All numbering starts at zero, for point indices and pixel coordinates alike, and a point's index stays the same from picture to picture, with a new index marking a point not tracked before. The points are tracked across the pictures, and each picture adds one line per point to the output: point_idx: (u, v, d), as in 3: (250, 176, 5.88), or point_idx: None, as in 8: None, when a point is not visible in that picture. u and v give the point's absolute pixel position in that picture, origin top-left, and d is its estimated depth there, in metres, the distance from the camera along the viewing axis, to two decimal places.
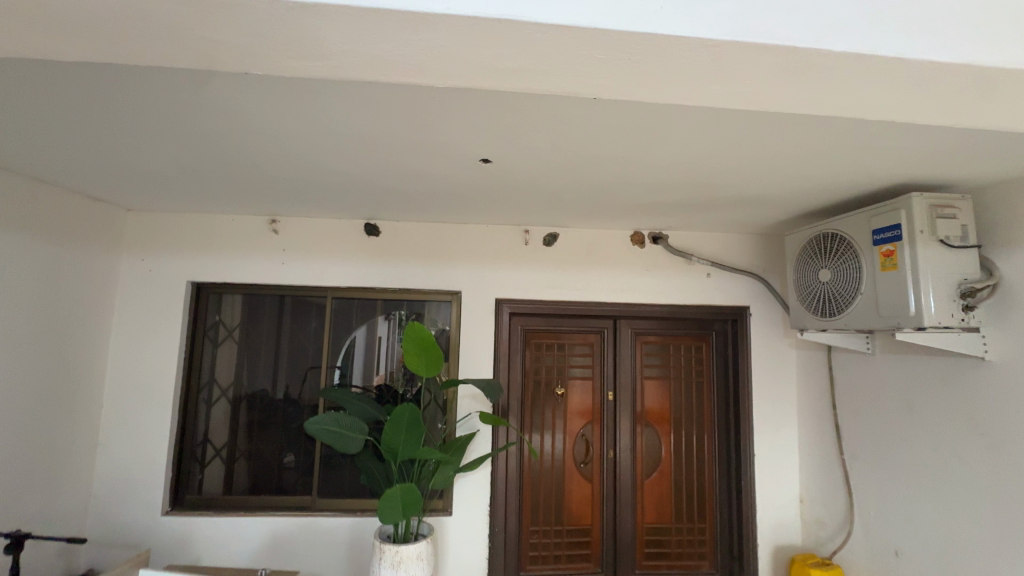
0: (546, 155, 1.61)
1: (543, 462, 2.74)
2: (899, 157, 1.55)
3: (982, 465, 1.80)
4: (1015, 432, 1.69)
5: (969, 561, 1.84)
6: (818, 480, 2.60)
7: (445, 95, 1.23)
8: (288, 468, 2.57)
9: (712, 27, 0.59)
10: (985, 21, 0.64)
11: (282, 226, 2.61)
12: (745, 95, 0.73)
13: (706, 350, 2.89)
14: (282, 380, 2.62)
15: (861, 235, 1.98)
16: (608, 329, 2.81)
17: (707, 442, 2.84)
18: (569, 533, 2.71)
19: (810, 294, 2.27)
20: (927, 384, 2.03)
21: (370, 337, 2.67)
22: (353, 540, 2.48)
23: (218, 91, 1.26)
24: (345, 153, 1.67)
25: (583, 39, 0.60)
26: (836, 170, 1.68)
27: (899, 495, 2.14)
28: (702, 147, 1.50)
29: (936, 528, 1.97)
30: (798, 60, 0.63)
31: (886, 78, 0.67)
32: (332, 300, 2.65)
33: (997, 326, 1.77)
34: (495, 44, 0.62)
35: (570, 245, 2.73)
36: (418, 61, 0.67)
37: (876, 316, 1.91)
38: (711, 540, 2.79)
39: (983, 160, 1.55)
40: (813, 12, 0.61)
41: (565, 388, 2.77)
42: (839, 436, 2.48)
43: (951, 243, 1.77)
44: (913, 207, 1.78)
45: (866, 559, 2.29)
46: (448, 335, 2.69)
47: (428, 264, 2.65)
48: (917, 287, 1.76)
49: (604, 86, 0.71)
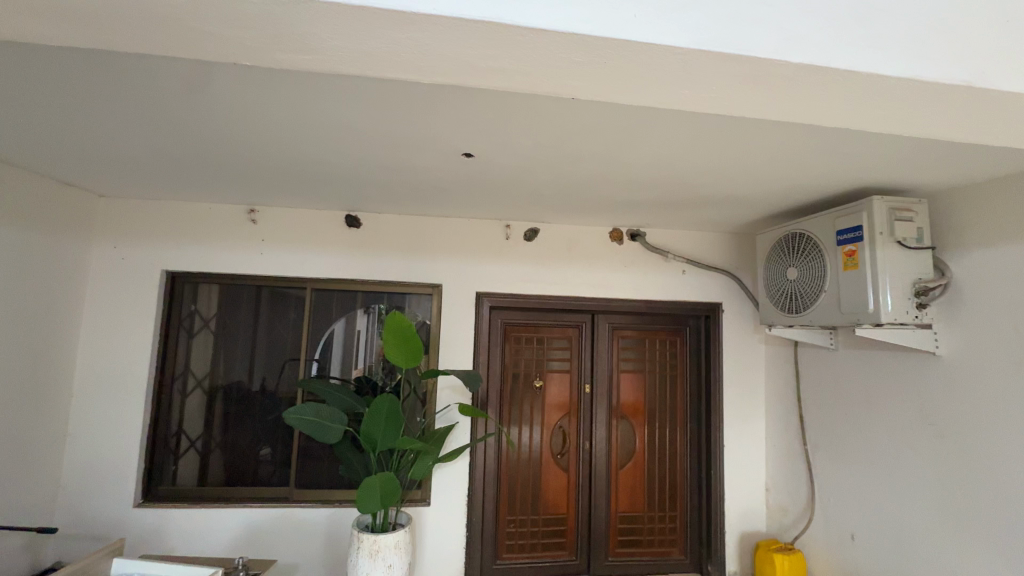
0: (528, 151, 1.65)
1: (520, 453, 2.79)
2: (860, 162, 1.64)
3: (931, 453, 1.92)
4: (962, 422, 1.82)
5: (919, 543, 1.96)
6: (782, 470, 2.73)
7: (430, 90, 1.26)
8: (264, 460, 2.57)
9: (681, 37, 0.63)
10: (932, 39, 0.69)
11: (261, 216, 2.59)
12: (713, 102, 0.78)
13: (680, 344, 2.98)
14: (259, 372, 2.61)
15: (826, 235, 2.08)
16: (586, 323, 2.88)
17: (680, 434, 2.94)
18: (545, 523, 2.77)
19: (778, 291, 2.37)
20: (884, 378, 2.15)
21: (350, 329, 2.68)
22: (331, 530, 2.49)
23: (201, 78, 1.25)
24: (328, 144, 1.67)
25: (562, 44, 0.63)
26: (804, 173, 1.76)
27: (856, 483, 2.27)
28: (677, 148, 1.56)
29: (890, 514, 2.09)
30: (762, 71, 0.67)
31: (843, 91, 0.72)
32: (311, 292, 2.65)
33: (947, 323, 1.89)
34: (478, 45, 0.65)
35: (550, 241, 2.78)
36: (405, 58, 0.69)
37: (838, 313, 2.01)
38: (681, 529, 2.89)
39: (938, 166, 1.65)
40: (775, 26, 0.65)
41: (544, 380, 2.83)
42: (802, 427, 2.60)
43: (908, 244, 1.88)
44: (873, 210, 1.88)
45: (825, 544, 2.42)
46: (428, 327, 2.71)
47: (409, 257, 2.66)
48: (876, 285, 1.86)
49: (582, 88, 0.75)
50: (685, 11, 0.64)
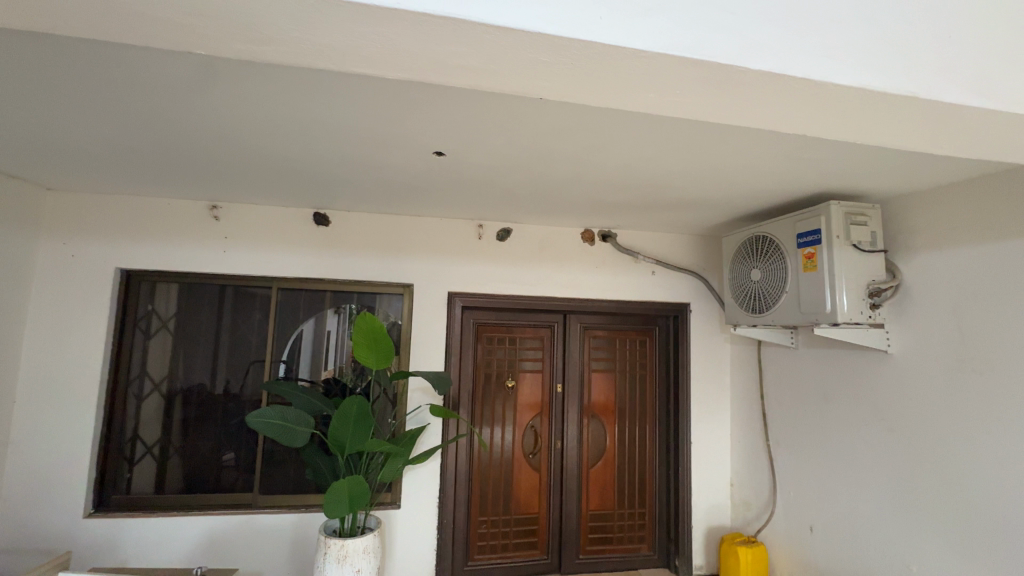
0: (500, 151, 1.64)
1: (492, 454, 2.78)
2: (819, 168, 1.70)
3: (884, 447, 2.02)
4: (911, 416, 1.91)
5: (872, 533, 2.05)
6: (746, 466, 2.81)
7: (400, 86, 1.24)
8: (227, 466, 2.48)
9: (644, 40, 0.64)
10: (883, 52, 0.72)
11: (224, 212, 2.50)
12: (677, 105, 0.79)
13: (650, 344, 3.03)
14: (222, 374, 2.51)
15: (787, 238, 2.15)
16: (558, 323, 2.90)
17: (649, 431, 3.00)
18: (517, 522, 2.78)
19: (743, 292, 2.44)
20: (841, 376, 2.24)
21: (319, 330, 2.61)
22: (297, 536, 2.42)
23: (158, 67, 1.19)
24: (295, 139, 1.63)
25: (527, 43, 0.63)
26: (767, 177, 1.82)
27: (815, 476, 2.36)
28: (647, 151, 1.58)
29: (845, 506, 2.19)
30: (723, 76, 0.69)
31: (800, 99, 0.74)
32: (277, 291, 2.57)
33: (898, 323, 1.98)
34: (444, 41, 0.64)
35: (523, 241, 2.79)
36: (369, 52, 0.68)
37: (798, 313, 2.09)
38: (650, 525, 2.95)
39: (890, 173, 1.73)
40: (736, 32, 0.67)
41: (516, 380, 2.84)
42: (766, 424, 2.69)
43: (862, 247, 1.96)
44: (831, 215, 1.96)
45: (785, 537, 2.51)
46: (399, 328, 2.67)
47: (380, 256, 2.62)
48: (833, 286, 1.94)
49: (550, 88, 0.75)
50: (649, 14, 0.64)
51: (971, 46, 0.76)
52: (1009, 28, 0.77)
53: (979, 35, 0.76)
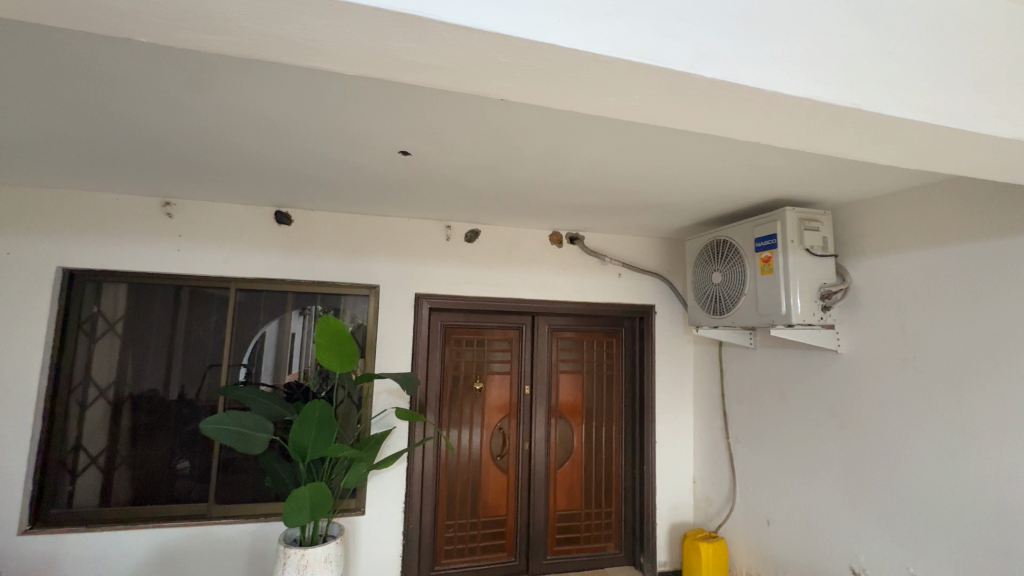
0: (467, 151, 1.63)
1: (460, 456, 2.76)
2: (776, 175, 1.77)
3: (835, 442, 2.11)
4: (860, 412, 2.01)
5: (824, 525, 2.15)
6: (707, 463, 2.89)
7: (363, 83, 1.21)
8: (181, 475, 2.36)
9: (602, 44, 0.64)
10: (829, 63, 0.75)
11: (178, 210, 2.38)
12: (636, 110, 0.80)
13: (616, 345, 3.08)
14: (176, 379, 2.40)
15: (746, 242, 2.23)
16: (526, 325, 2.90)
17: (615, 431, 3.04)
18: (484, 525, 2.77)
19: (705, 294, 2.51)
20: (796, 375, 2.34)
21: (281, 332, 2.53)
22: (255, 547, 2.33)
23: (104, 55, 1.13)
24: (253, 134, 1.56)
25: (486, 43, 0.62)
26: (727, 183, 1.88)
27: (772, 472, 2.44)
28: (612, 154, 1.60)
29: (800, 500, 2.28)
30: (679, 83, 0.70)
31: (754, 106, 0.76)
32: (236, 292, 2.48)
33: (848, 324, 2.08)
34: (402, 38, 0.62)
35: (491, 243, 2.78)
36: (324, 46, 0.65)
37: (756, 314, 2.17)
38: (616, 524, 2.99)
39: (840, 181, 1.82)
40: (691, 39, 0.68)
41: (484, 382, 2.83)
42: (726, 422, 2.76)
43: (815, 252, 2.05)
44: (786, 220, 2.04)
45: (744, 531, 2.59)
46: (365, 330, 2.61)
47: (345, 257, 2.56)
48: (788, 289, 2.02)
49: (511, 89, 0.74)
50: (606, 19, 0.65)
51: (910, 61, 0.80)
52: (943, 48, 0.82)
53: (915, 53, 0.80)
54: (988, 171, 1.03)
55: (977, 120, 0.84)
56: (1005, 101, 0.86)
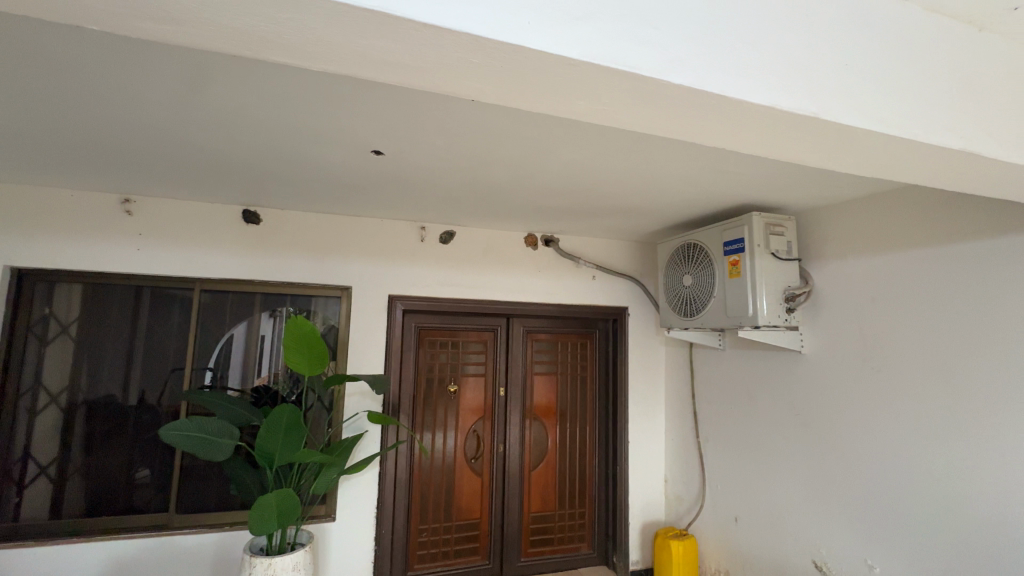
0: (440, 151, 1.62)
1: (433, 460, 2.73)
2: (743, 180, 1.81)
3: (799, 440, 2.18)
4: (822, 411, 2.08)
5: (788, 520, 2.21)
6: (678, 462, 2.94)
7: (334, 79, 1.19)
8: (140, 484, 2.26)
9: (573, 48, 0.64)
10: (791, 72, 0.77)
11: (138, 207, 2.29)
12: (606, 114, 0.81)
13: (590, 346, 3.11)
14: (136, 384, 2.30)
15: (715, 246, 2.28)
16: (501, 327, 2.90)
17: (589, 431, 3.07)
18: (458, 529, 2.75)
19: (676, 297, 2.56)
20: (762, 376, 2.40)
21: (248, 335, 2.45)
22: (219, 557, 2.25)
23: (54, 42, 1.07)
24: (218, 129, 1.51)
25: (456, 43, 0.62)
26: (697, 188, 1.92)
27: (740, 470, 2.50)
28: (586, 157, 1.62)
29: (766, 497, 2.34)
30: (646, 88, 0.71)
31: (720, 112, 0.78)
32: (200, 293, 2.39)
33: (810, 325, 2.16)
34: (370, 35, 0.61)
35: (465, 244, 2.77)
36: (290, 42, 0.63)
37: (724, 316, 2.22)
38: (590, 524, 3.02)
39: (803, 188, 1.88)
40: (658, 45, 0.69)
41: (458, 385, 2.81)
42: (697, 422, 2.82)
43: (780, 255, 2.12)
44: (753, 225, 2.10)
45: (713, 528, 2.65)
46: (336, 332, 2.56)
47: (315, 257, 2.51)
48: (754, 291, 2.08)
49: (482, 90, 0.74)
50: (577, 23, 0.65)
51: (866, 73, 0.83)
52: (897, 62, 0.86)
53: (872, 65, 0.84)
54: (938, 180, 1.08)
55: (929, 131, 0.88)
56: (954, 114, 0.90)
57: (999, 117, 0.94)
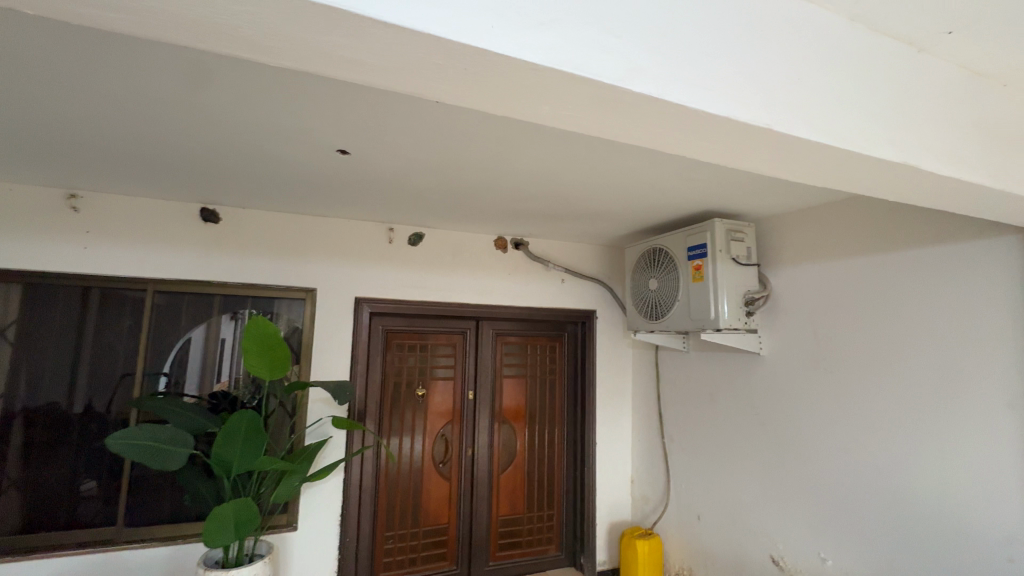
0: (408, 152, 1.60)
1: (400, 465, 2.69)
2: (706, 187, 1.87)
3: (758, 441, 2.26)
4: (780, 411, 2.16)
5: (747, 517, 2.29)
6: (644, 462, 2.99)
7: (296, 76, 1.16)
8: (85, 497, 2.13)
9: (536, 53, 0.65)
10: (746, 85, 0.80)
11: (85, 203, 2.16)
12: (570, 120, 0.82)
13: (559, 349, 3.14)
14: (82, 391, 2.17)
15: (680, 251, 2.34)
16: (470, 330, 2.89)
17: (557, 434, 3.09)
18: (426, 535, 2.71)
19: (642, 300, 2.61)
20: (724, 377, 2.48)
21: (205, 338, 2.35)
22: (171, 571, 2.15)
23: None
24: (173, 123, 1.44)
25: (419, 44, 0.61)
26: (662, 194, 1.96)
27: (703, 469, 2.57)
28: (554, 162, 1.63)
29: (727, 495, 2.41)
30: (608, 95, 0.73)
31: (680, 121, 0.80)
32: (154, 294, 2.27)
33: (769, 328, 2.24)
34: (329, 32, 0.59)
35: (435, 246, 2.74)
36: (245, 36, 0.61)
37: (688, 319, 2.28)
38: (558, 526, 3.03)
39: (762, 196, 1.96)
40: (620, 54, 0.70)
41: (426, 388, 2.78)
42: (662, 422, 2.88)
43: (740, 261, 2.19)
44: (716, 231, 2.16)
45: (676, 527, 2.71)
46: (300, 334, 2.48)
47: (278, 258, 2.43)
48: (716, 295, 2.14)
49: (446, 91, 0.73)
50: (540, 28, 0.66)
51: (817, 89, 0.87)
52: (845, 78, 0.90)
53: (822, 81, 0.88)
54: (883, 191, 1.14)
55: (874, 145, 0.93)
56: (895, 130, 0.95)
57: (935, 133, 1.01)
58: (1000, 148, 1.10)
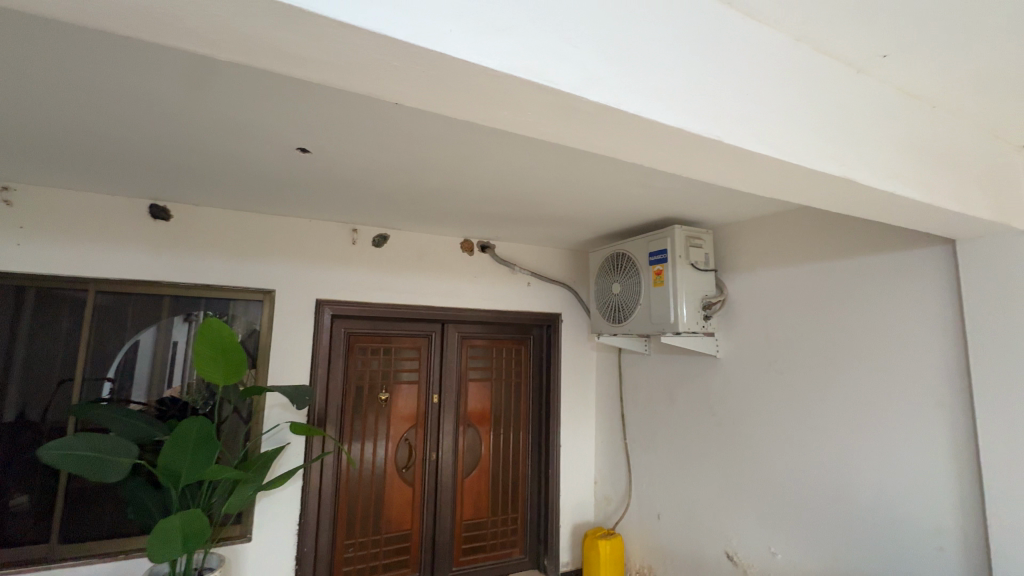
0: (371, 153, 1.57)
1: (362, 471, 2.63)
2: (666, 195, 1.93)
3: (715, 441, 2.33)
4: (735, 411, 2.24)
5: (704, 514, 2.36)
6: (607, 463, 3.04)
7: (252, 71, 1.13)
8: (15, 513, 1.98)
9: (493, 59, 0.65)
10: (698, 98, 0.83)
11: (20, 196, 2.02)
12: (529, 126, 0.83)
13: (524, 352, 3.15)
14: (13, 398, 2.01)
15: (641, 256, 2.40)
16: (435, 333, 2.86)
17: (522, 437, 3.10)
18: (388, 542, 2.66)
19: (606, 304, 2.66)
20: (683, 379, 2.55)
21: (154, 341, 2.23)
22: None
23: None
24: (117, 115, 1.36)
25: (375, 45, 0.61)
26: (625, 200, 2.01)
27: (663, 469, 2.63)
28: (518, 166, 1.64)
29: (686, 493, 2.48)
30: (565, 103, 0.74)
31: (636, 131, 0.83)
32: (96, 295, 2.15)
33: (725, 331, 2.32)
34: (282, 30, 0.58)
35: (399, 248, 2.71)
36: (191, 30, 0.58)
37: (649, 323, 2.33)
38: (522, 529, 3.04)
39: (718, 204, 2.03)
40: (576, 62, 0.72)
41: (390, 392, 2.73)
42: (624, 424, 2.93)
43: (698, 266, 2.26)
44: (676, 238, 2.23)
45: (637, 526, 2.77)
46: (257, 337, 2.39)
47: (234, 258, 2.34)
48: (676, 299, 2.20)
49: (405, 93, 0.73)
50: (497, 34, 0.66)
51: (764, 104, 0.91)
52: (790, 94, 0.95)
53: (769, 97, 0.92)
54: (829, 203, 1.21)
55: (816, 158, 0.98)
56: (836, 145, 1.01)
57: (873, 150, 1.07)
58: (930, 164, 1.19)
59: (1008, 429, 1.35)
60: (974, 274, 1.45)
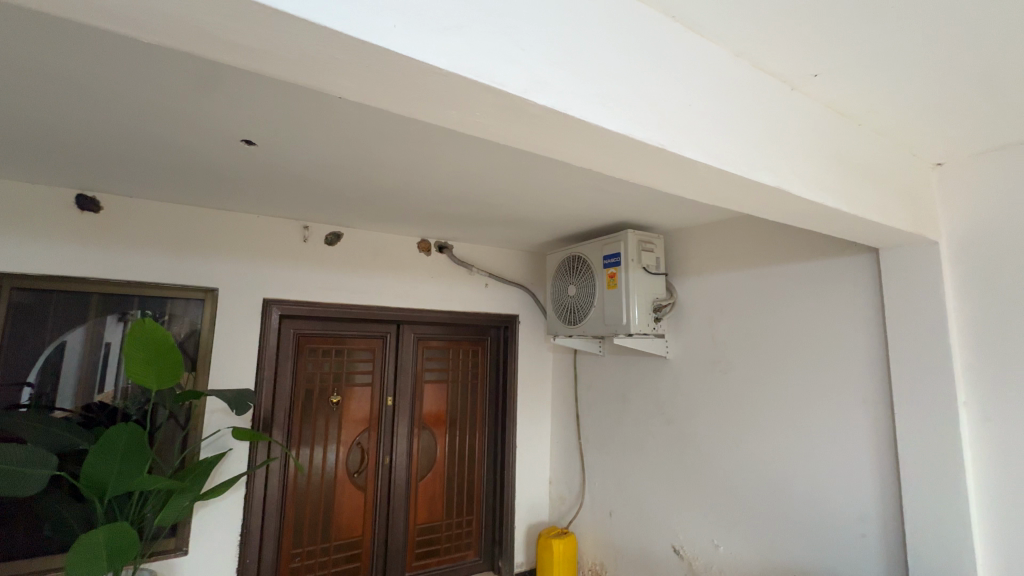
0: (321, 148, 1.52)
1: (311, 477, 2.54)
2: (620, 200, 1.97)
3: (664, 439, 2.41)
4: (683, 410, 2.32)
5: (653, 511, 2.43)
6: (562, 463, 3.07)
7: (189, 58, 1.06)
8: None
9: (439, 57, 0.64)
10: (643, 106, 0.86)
11: None
12: (480, 127, 0.82)
13: (481, 353, 3.15)
14: None
15: (596, 259, 2.45)
16: (390, 334, 2.81)
17: (478, 438, 3.09)
18: (337, 550, 2.58)
19: (562, 306, 2.69)
20: (635, 379, 2.61)
21: (79, 343, 2.06)
22: None
23: None
24: (33, 97, 1.25)
25: (316, 37, 0.58)
26: (580, 204, 2.04)
27: (615, 467, 2.69)
28: (475, 167, 1.63)
29: (637, 491, 2.54)
30: (513, 105, 0.74)
31: (584, 136, 0.84)
32: (11, 293, 1.96)
33: (674, 333, 2.40)
34: (215, 16, 0.54)
35: (353, 247, 2.63)
36: (110, 13, 0.54)
37: (603, 324, 2.38)
38: (477, 531, 3.03)
39: (669, 211, 2.10)
40: (524, 65, 0.72)
41: (342, 395, 2.65)
42: (579, 424, 2.97)
43: (650, 270, 2.33)
44: (629, 242, 2.29)
45: (590, 524, 2.81)
46: (197, 338, 2.26)
47: (172, 254, 2.20)
48: (628, 302, 2.26)
49: (350, 88, 0.71)
50: (444, 33, 0.65)
51: (706, 115, 0.95)
52: (730, 107, 0.99)
53: (711, 108, 0.96)
54: (768, 212, 1.27)
55: (754, 168, 1.03)
56: (772, 157, 1.07)
57: (805, 163, 1.14)
58: (858, 179, 1.28)
59: (922, 424, 1.47)
60: (894, 282, 1.56)
